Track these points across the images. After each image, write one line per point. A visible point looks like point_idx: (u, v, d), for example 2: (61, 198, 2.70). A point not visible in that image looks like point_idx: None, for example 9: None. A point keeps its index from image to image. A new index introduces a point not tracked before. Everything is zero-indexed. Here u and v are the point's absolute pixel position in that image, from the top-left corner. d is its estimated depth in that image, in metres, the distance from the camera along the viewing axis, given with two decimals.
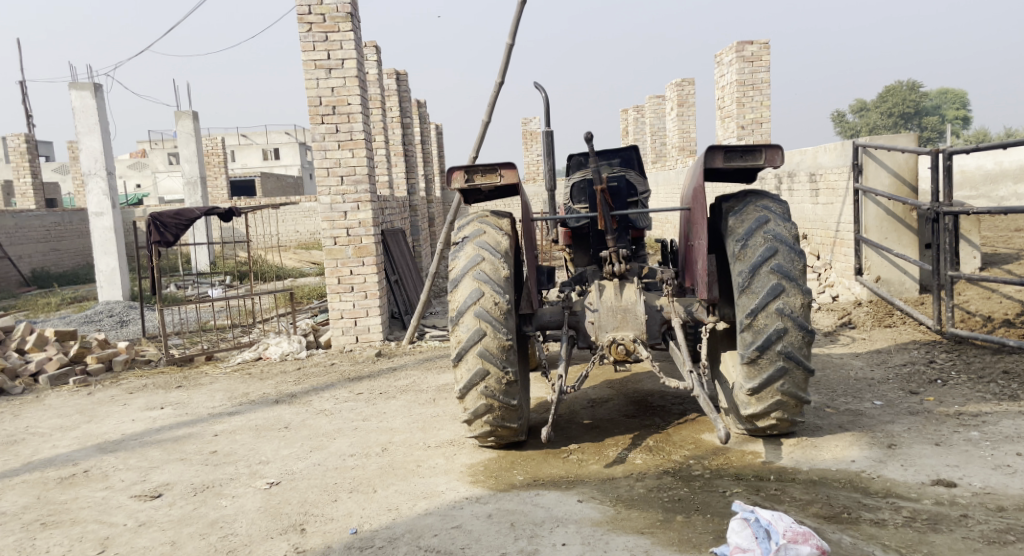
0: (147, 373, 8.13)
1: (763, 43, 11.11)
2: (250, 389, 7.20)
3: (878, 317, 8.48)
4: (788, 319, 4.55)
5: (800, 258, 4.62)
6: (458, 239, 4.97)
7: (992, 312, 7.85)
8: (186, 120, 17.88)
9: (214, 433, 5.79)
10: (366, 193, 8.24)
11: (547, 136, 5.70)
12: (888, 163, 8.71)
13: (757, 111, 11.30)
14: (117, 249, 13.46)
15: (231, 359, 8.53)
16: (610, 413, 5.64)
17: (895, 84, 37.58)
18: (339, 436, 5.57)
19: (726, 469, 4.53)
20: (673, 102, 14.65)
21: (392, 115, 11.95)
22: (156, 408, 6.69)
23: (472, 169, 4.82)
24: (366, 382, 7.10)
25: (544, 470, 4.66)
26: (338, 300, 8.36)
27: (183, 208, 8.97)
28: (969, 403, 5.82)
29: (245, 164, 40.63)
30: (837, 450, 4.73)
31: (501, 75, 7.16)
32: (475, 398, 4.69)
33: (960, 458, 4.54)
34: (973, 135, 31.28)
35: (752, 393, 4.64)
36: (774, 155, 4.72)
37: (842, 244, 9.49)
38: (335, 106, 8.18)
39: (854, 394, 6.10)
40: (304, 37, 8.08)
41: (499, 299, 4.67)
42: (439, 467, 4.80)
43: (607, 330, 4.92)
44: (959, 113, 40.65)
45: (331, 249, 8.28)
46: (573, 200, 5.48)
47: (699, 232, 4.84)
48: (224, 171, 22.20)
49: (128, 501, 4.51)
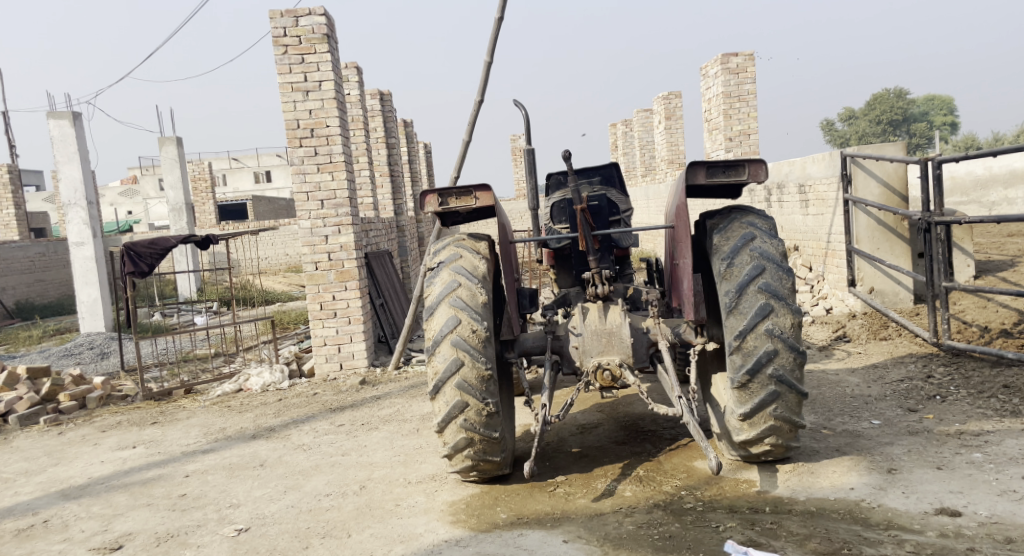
0: (122, 409, 7.94)
1: (748, 54, 10.98)
2: (227, 424, 7.03)
3: (873, 329, 8.28)
4: (778, 340, 4.34)
5: (789, 276, 4.42)
6: (434, 264, 4.76)
7: (988, 321, 7.67)
8: (170, 146, 17.60)
9: (185, 473, 5.77)
10: (348, 216, 8.06)
11: (529, 154, 5.52)
12: (877, 173, 8.54)
13: (744, 123, 11.14)
14: (98, 279, 13.22)
15: (211, 391, 8.30)
16: (598, 440, 5.42)
17: (883, 92, 37.61)
18: (316, 473, 5.46)
19: (719, 501, 4.32)
20: (661, 115, 14.51)
21: (376, 136, 11.77)
22: (128, 448, 6.57)
23: (446, 192, 4.64)
24: (348, 413, 6.89)
25: (529, 506, 4.46)
26: (320, 327, 8.13)
27: (158, 237, 8.79)
28: (970, 421, 5.62)
29: (236, 187, 40.43)
30: (835, 476, 4.52)
31: (481, 93, 6.97)
32: (454, 432, 4.47)
33: (964, 483, 4.33)
34: (962, 141, 31.25)
35: (744, 418, 4.43)
36: (758, 169, 4.53)
37: (834, 255, 9.31)
38: (313, 129, 7.99)
39: (851, 413, 5.90)
40: (279, 60, 7.92)
41: (476, 326, 4.46)
42: (419, 505, 4.66)
43: (591, 354, 4.69)
44: (946, 120, 40.73)
45: (312, 275, 8.07)
46: (553, 220, 5.27)
47: (684, 251, 4.65)
48: (212, 197, 21.95)
49: None
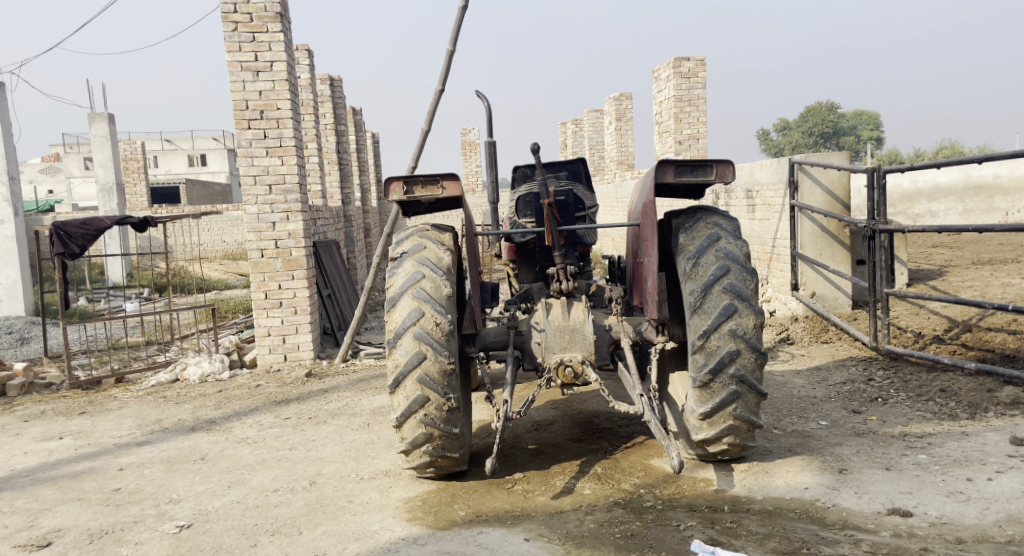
0: (47, 398, 7.64)
1: (700, 59, 11.11)
2: (163, 415, 6.79)
3: (815, 332, 8.47)
4: (741, 341, 4.37)
5: (752, 278, 4.46)
6: (396, 254, 4.66)
7: (922, 328, 7.88)
8: (100, 122, 17.02)
9: (119, 466, 5.55)
10: (297, 203, 7.88)
11: (492, 146, 5.49)
12: (822, 180, 8.70)
13: (693, 127, 11.27)
14: (19, 261, 12.64)
15: (145, 381, 8.02)
16: (555, 437, 5.41)
17: (815, 105, 38.64)
18: (262, 468, 5.30)
19: (678, 499, 4.34)
20: (611, 116, 14.59)
21: (326, 123, 11.53)
22: (54, 439, 6.32)
23: (412, 180, 4.54)
24: (294, 405, 6.73)
25: (487, 504, 4.42)
26: (264, 316, 7.92)
27: (91, 218, 8.44)
28: (912, 423, 5.75)
29: (168, 170, 39.30)
30: (790, 476, 4.57)
31: (441, 83, 6.87)
32: (413, 427, 4.39)
33: (913, 483, 4.40)
34: (888, 154, 32.26)
35: (704, 418, 4.45)
36: (725, 170, 4.56)
37: (778, 260, 9.47)
38: (263, 110, 7.79)
39: (799, 414, 6.00)
40: (229, 37, 7.67)
41: (440, 319, 4.39)
42: (373, 502, 4.57)
43: (554, 351, 4.68)
44: (874, 134, 42.05)
45: (257, 262, 7.86)
46: (518, 213, 5.24)
47: (650, 249, 4.66)
48: (144, 177, 21.30)
49: (12, 552, 4.36)
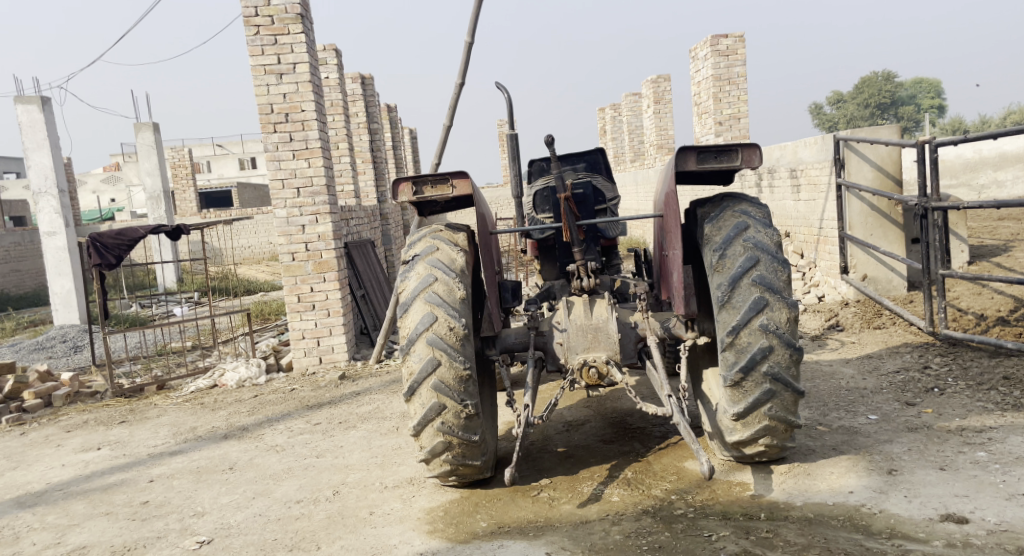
0: (90, 407, 7.67)
1: (738, 36, 10.72)
2: (198, 423, 6.75)
3: (866, 318, 8.08)
4: (773, 336, 4.10)
5: (784, 269, 4.18)
6: (409, 257, 4.50)
7: (984, 309, 7.43)
8: (146, 132, 17.26)
9: (149, 478, 5.49)
10: (325, 205, 7.78)
11: (510, 139, 5.29)
12: (870, 156, 8.28)
13: (734, 107, 10.89)
14: (72, 270, 12.84)
15: (184, 388, 8.01)
16: (585, 439, 5.21)
17: (870, 75, 37.37)
18: (288, 477, 5.18)
19: (711, 506, 4.09)
20: (649, 99, 14.25)
21: (358, 121, 11.46)
22: (92, 449, 6.33)
23: (421, 180, 4.37)
24: (326, 410, 6.64)
25: (511, 514, 4.24)
26: (298, 320, 7.86)
27: (125, 228, 8.46)
28: (971, 416, 5.38)
29: (221, 174, 39.95)
30: (833, 479, 4.28)
31: (461, 76, 6.66)
32: (431, 436, 4.22)
33: (969, 485, 4.07)
34: (949, 124, 31.03)
35: (737, 418, 4.20)
36: (751, 154, 4.28)
37: (825, 242, 9.07)
38: (288, 113, 7.70)
39: (848, 408, 5.68)
40: (251, 41, 7.60)
41: (454, 323, 4.21)
42: (394, 513, 4.42)
43: (576, 351, 4.50)
44: (933, 103, 40.57)
45: (289, 266, 7.80)
46: (536, 208, 5.04)
47: (674, 242, 4.41)
48: (192, 183, 21.59)
49: None
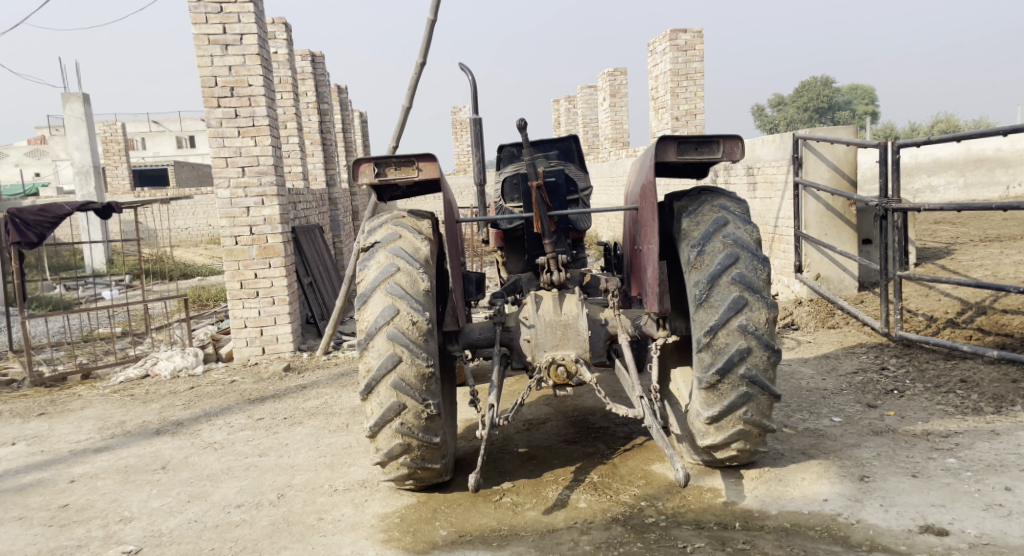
0: (6, 397, 7.16)
1: (697, 30, 10.60)
2: (127, 417, 6.33)
3: (820, 317, 8.03)
4: (752, 338, 3.93)
5: (764, 267, 4.02)
6: (369, 244, 4.21)
7: (933, 311, 7.42)
8: (75, 103, 16.35)
9: (70, 478, 5.08)
10: (272, 186, 7.40)
11: (476, 124, 5.01)
12: (827, 156, 8.20)
13: (691, 102, 10.78)
14: None
15: (113, 377, 7.53)
16: (547, 439, 5.00)
17: (810, 80, 38.05)
18: (227, 478, 4.84)
19: (683, 514, 3.91)
20: (605, 92, 14.09)
21: (307, 101, 11.04)
22: (7, 445, 5.86)
23: (384, 161, 4.09)
24: (269, 404, 6.30)
25: (472, 521, 3.99)
26: (240, 307, 7.46)
27: (49, 204, 7.92)
28: (933, 419, 5.31)
29: (156, 151, 38.63)
30: (806, 485, 4.14)
31: (422, 57, 6.35)
32: (389, 437, 3.94)
33: (944, 494, 3.97)
34: (881, 130, 31.69)
35: (711, 422, 4.01)
36: (733, 146, 4.10)
37: (780, 240, 9.01)
38: (233, 87, 7.30)
39: (810, 409, 5.57)
40: (194, 8, 7.17)
41: (417, 317, 3.94)
42: (345, 520, 4.13)
43: (544, 348, 4.28)
44: (869, 109, 41.48)
45: (231, 250, 7.40)
46: (505, 197, 4.80)
47: (649, 236, 4.22)
48: (125, 160, 20.77)
49: None
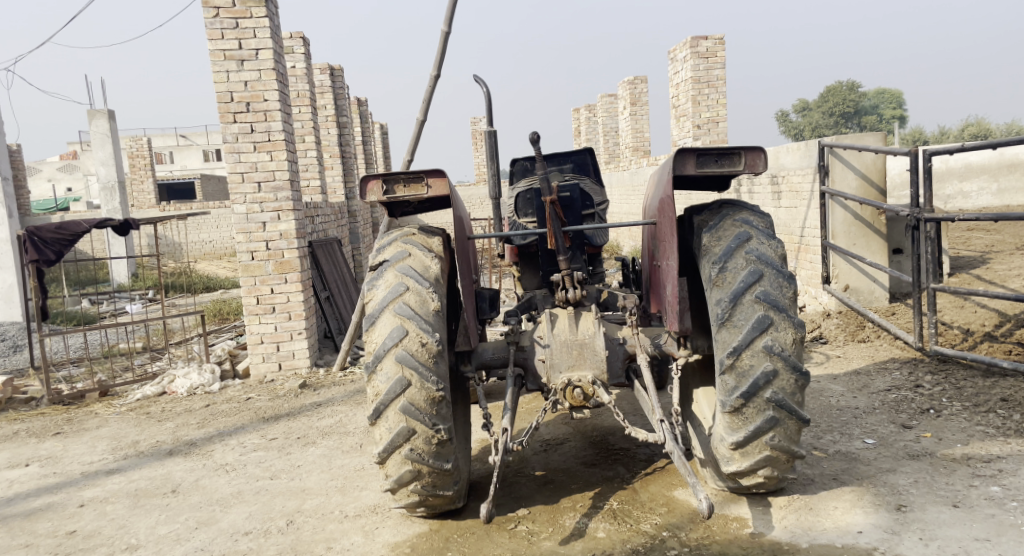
0: (24, 416, 7.09)
1: (719, 37, 10.39)
2: (141, 436, 6.22)
3: (850, 331, 7.78)
4: (778, 359, 3.73)
5: (790, 284, 3.83)
6: (377, 263, 4.07)
7: (969, 323, 7.14)
8: (101, 119, 16.38)
9: (80, 502, 4.97)
10: (288, 201, 7.30)
11: (489, 136, 4.85)
12: (855, 164, 7.95)
13: (713, 110, 10.58)
14: (14, 264, 12.05)
15: (130, 395, 7.44)
16: (566, 461, 4.81)
17: (836, 84, 37.57)
18: (237, 503, 4.70)
19: (708, 547, 3.72)
20: (626, 100, 13.91)
21: (325, 114, 10.98)
22: (20, 466, 5.77)
23: (392, 178, 3.94)
24: (283, 423, 6.17)
25: (485, 551, 3.82)
26: (256, 323, 7.36)
27: (67, 221, 7.87)
28: (973, 442, 5.06)
29: (183, 164, 38.93)
30: (838, 515, 3.92)
31: (436, 68, 6.22)
32: (398, 464, 3.78)
33: (989, 527, 3.74)
34: (908, 134, 31.17)
35: (736, 448, 3.81)
36: (755, 158, 3.91)
37: (807, 250, 8.75)
38: (249, 102, 7.21)
39: (842, 430, 5.33)
40: (210, 24, 7.10)
41: (426, 338, 3.78)
42: (354, 549, 3.98)
43: (560, 369, 4.10)
44: (897, 112, 40.84)
45: (247, 266, 7.29)
46: (519, 213, 4.67)
47: (668, 252, 4.03)
48: (150, 174, 20.89)
49: None
